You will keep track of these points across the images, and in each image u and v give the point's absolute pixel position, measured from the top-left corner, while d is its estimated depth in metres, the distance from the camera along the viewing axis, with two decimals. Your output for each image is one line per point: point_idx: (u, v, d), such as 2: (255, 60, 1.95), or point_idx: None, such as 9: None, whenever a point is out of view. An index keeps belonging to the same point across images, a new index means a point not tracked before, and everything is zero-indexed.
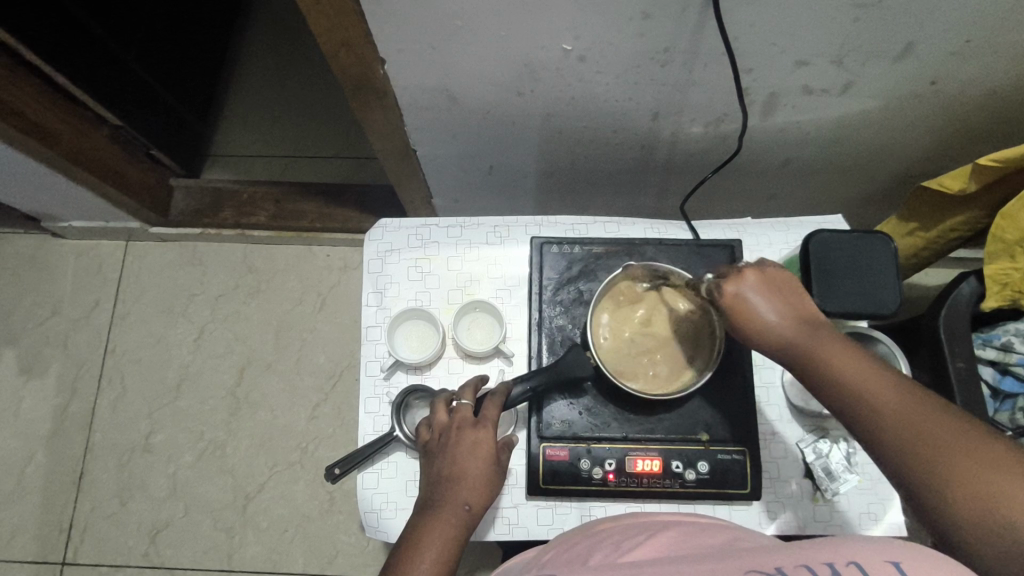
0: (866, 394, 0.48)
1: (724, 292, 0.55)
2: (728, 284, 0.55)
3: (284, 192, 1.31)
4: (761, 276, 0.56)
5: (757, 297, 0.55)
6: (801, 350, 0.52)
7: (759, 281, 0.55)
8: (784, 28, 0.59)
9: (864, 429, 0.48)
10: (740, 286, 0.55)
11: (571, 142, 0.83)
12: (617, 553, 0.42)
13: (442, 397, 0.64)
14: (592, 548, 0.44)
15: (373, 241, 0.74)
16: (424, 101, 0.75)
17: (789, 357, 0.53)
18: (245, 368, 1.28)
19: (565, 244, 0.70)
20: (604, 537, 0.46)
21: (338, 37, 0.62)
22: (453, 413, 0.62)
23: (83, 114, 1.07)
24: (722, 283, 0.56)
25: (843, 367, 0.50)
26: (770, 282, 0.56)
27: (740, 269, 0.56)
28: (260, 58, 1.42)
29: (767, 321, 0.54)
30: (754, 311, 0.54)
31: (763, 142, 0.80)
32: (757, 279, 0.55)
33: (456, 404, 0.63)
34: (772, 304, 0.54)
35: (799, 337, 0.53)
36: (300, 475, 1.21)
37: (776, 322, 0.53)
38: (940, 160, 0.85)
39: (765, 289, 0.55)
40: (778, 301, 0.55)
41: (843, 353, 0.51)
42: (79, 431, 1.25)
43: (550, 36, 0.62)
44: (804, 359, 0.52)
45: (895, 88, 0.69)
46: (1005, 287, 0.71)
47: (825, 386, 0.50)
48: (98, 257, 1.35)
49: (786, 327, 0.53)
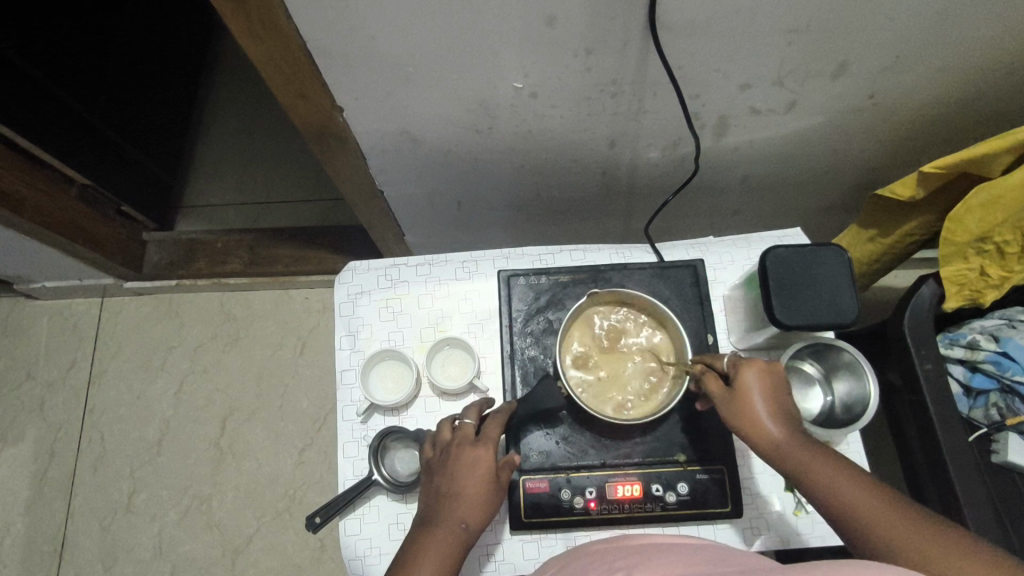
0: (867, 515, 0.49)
1: (738, 383, 0.56)
2: (743, 377, 0.56)
3: (258, 238, 1.32)
4: (776, 375, 0.56)
5: (757, 398, 0.55)
6: (790, 453, 0.53)
7: (770, 378, 0.56)
8: (723, 55, 0.62)
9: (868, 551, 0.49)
10: (749, 384, 0.56)
11: (535, 174, 0.85)
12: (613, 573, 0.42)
13: (446, 416, 0.64)
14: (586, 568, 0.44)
15: (343, 284, 0.74)
16: (385, 144, 0.76)
17: (777, 458, 0.54)
18: (227, 419, 1.26)
19: (532, 275, 0.71)
20: (599, 557, 0.46)
21: (294, 90, 0.64)
22: (455, 431, 0.62)
23: (50, 175, 1.08)
24: (737, 376, 0.56)
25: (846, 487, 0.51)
26: (771, 381, 0.56)
27: (756, 363, 0.56)
28: (227, 108, 1.44)
29: (767, 427, 0.54)
30: (755, 411, 0.55)
31: (719, 162, 0.82)
32: (769, 376, 0.56)
33: (459, 422, 0.62)
34: (778, 410, 0.55)
35: (805, 448, 0.53)
36: (289, 524, 1.19)
37: (776, 427, 0.54)
38: (892, 168, 0.88)
39: (774, 388, 0.56)
40: (783, 405, 0.55)
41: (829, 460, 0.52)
42: (60, 496, 1.22)
43: (502, 76, 0.64)
44: (794, 464, 0.53)
45: (837, 103, 0.72)
46: (962, 287, 0.73)
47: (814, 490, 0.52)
48: (73, 316, 1.34)
49: (778, 428, 0.54)
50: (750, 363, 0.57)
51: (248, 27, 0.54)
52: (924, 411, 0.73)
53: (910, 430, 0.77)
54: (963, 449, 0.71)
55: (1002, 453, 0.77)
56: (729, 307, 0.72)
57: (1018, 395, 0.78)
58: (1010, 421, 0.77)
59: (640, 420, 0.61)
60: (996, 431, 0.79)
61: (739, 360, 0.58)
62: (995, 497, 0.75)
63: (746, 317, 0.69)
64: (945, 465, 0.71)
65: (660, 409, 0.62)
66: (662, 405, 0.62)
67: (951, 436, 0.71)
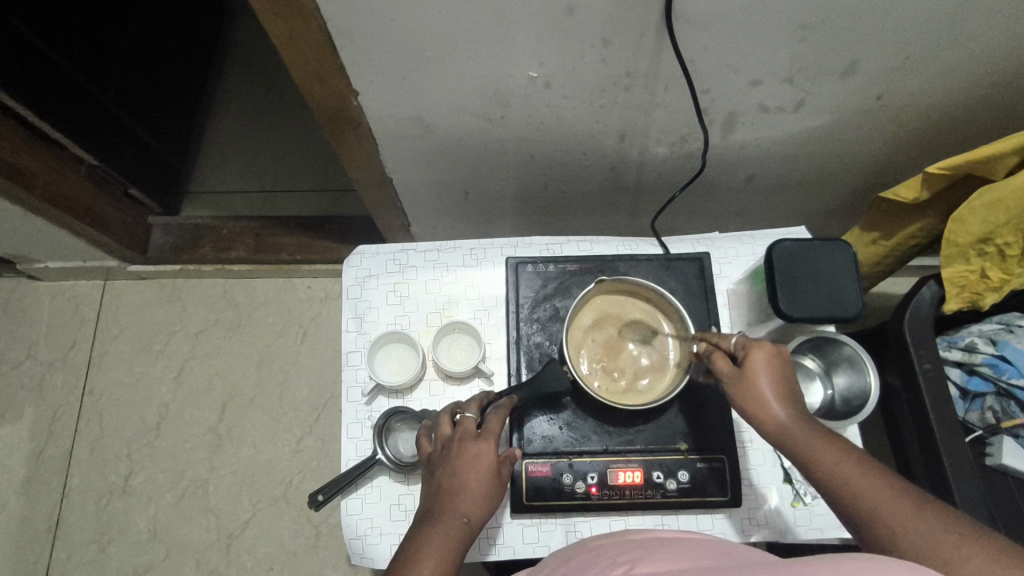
0: (864, 492, 0.50)
1: (748, 364, 0.55)
2: (752, 358, 0.55)
3: (263, 226, 1.33)
4: (784, 357, 0.56)
5: (765, 382, 0.54)
6: (797, 436, 0.53)
7: (779, 362, 0.55)
8: (738, 50, 0.63)
9: (866, 531, 0.50)
10: (759, 365, 0.55)
11: (545, 166, 0.86)
12: (613, 568, 0.42)
13: (446, 411, 0.63)
14: (586, 563, 0.43)
15: (351, 268, 0.75)
16: (398, 131, 0.77)
17: (785, 442, 0.53)
18: (226, 405, 1.26)
19: (539, 263, 0.72)
20: (600, 552, 0.46)
21: (311, 71, 0.64)
22: (456, 426, 0.61)
23: (62, 154, 1.09)
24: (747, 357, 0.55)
25: (845, 466, 0.51)
26: (779, 366, 0.55)
27: (766, 345, 0.55)
28: (236, 95, 1.45)
29: (772, 407, 0.54)
30: (763, 394, 0.54)
31: (725, 160, 0.84)
32: (777, 359, 0.55)
33: (459, 417, 0.62)
34: (784, 392, 0.54)
35: (807, 430, 0.53)
36: (285, 510, 1.19)
37: (782, 408, 0.54)
38: (896, 170, 0.89)
39: (780, 371, 0.55)
40: (788, 388, 0.55)
41: (838, 446, 0.52)
42: (56, 477, 1.22)
43: (517, 64, 0.65)
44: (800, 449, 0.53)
45: (844, 104, 0.73)
46: (963, 288, 0.74)
47: (819, 476, 0.52)
48: (76, 297, 1.34)
49: (785, 410, 0.54)
50: (761, 345, 0.56)
51: (270, 5, 0.55)
52: (922, 409, 0.74)
53: (908, 429, 0.78)
54: (959, 448, 0.72)
55: (996, 456, 0.78)
56: (733, 301, 0.73)
57: (1014, 399, 0.79)
58: (1005, 424, 0.79)
59: (637, 408, 0.61)
60: (991, 434, 0.80)
61: (748, 342, 0.57)
62: (989, 497, 0.76)
63: (750, 311, 0.70)
64: (942, 464, 0.72)
65: (658, 399, 0.62)
66: (657, 397, 0.63)
67: (948, 435, 0.72)
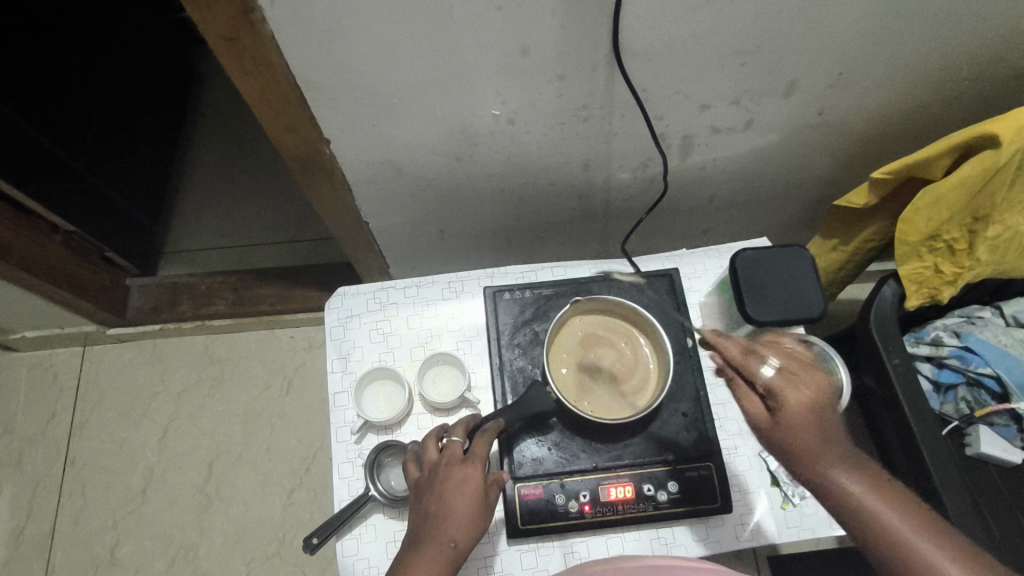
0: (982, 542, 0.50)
1: None
2: None
3: (242, 279, 1.34)
4: None
5: None
6: None
7: None
8: (684, 78, 0.67)
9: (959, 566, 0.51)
10: None
11: (515, 199, 0.89)
12: None
13: (433, 433, 0.64)
14: None
15: (334, 309, 0.76)
16: (371, 174, 0.79)
17: None
18: (213, 464, 1.24)
19: (516, 290, 0.75)
20: None
21: (281, 123, 0.67)
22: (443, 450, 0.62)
23: (38, 224, 1.11)
24: None
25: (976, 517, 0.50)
26: None
27: None
28: (208, 155, 1.48)
29: None
30: None
31: (686, 181, 0.88)
32: None
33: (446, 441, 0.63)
34: None
35: None
36: (278, 568, 1.16)
37: None
38: (847, 179, 0.94)
39: None
40: None
41: None
42: (38, 554, 1.18)
43: (480, 104, 0.69)
44: None
45: (789, 120, 0.78)
46: (921, 285, 0.79)
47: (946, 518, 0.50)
48: (53, 366, 1.33)
49: None
50: None
51: (240, 64, 0.58)
52: (897, 404, 0.76)
53: (888, 424, 0.80)
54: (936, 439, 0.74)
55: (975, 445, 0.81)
56: (705, 313, 0.75)
57: (984, 387, 0.82)
58: (978, 414, 0.81)
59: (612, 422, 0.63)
60: (967, 424, 0.83)
61: None
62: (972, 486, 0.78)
63: (722, 320, 0.72)
64: (922, 456, 0.74)
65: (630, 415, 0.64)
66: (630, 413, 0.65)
67: (924, 427, 0.74)
